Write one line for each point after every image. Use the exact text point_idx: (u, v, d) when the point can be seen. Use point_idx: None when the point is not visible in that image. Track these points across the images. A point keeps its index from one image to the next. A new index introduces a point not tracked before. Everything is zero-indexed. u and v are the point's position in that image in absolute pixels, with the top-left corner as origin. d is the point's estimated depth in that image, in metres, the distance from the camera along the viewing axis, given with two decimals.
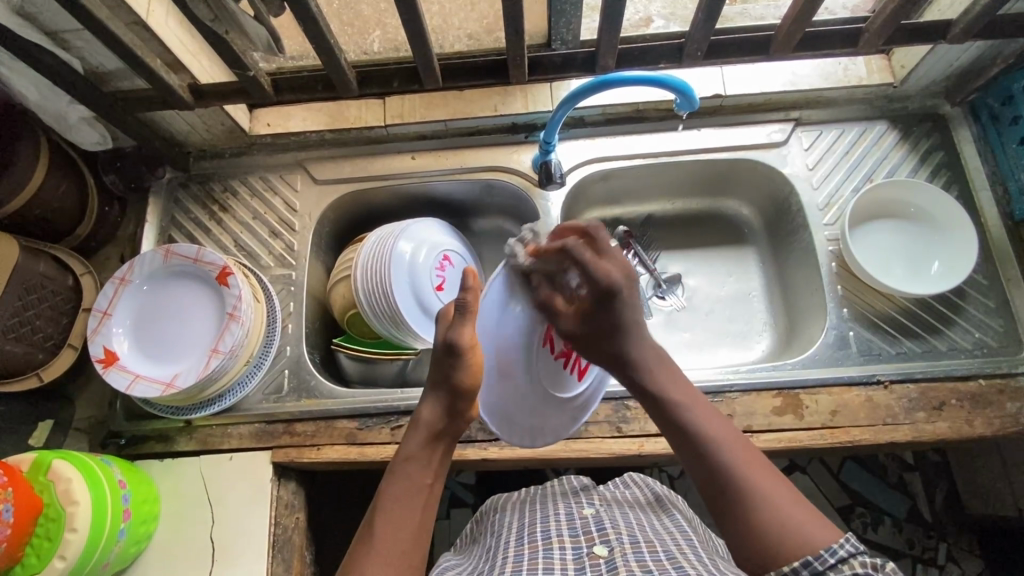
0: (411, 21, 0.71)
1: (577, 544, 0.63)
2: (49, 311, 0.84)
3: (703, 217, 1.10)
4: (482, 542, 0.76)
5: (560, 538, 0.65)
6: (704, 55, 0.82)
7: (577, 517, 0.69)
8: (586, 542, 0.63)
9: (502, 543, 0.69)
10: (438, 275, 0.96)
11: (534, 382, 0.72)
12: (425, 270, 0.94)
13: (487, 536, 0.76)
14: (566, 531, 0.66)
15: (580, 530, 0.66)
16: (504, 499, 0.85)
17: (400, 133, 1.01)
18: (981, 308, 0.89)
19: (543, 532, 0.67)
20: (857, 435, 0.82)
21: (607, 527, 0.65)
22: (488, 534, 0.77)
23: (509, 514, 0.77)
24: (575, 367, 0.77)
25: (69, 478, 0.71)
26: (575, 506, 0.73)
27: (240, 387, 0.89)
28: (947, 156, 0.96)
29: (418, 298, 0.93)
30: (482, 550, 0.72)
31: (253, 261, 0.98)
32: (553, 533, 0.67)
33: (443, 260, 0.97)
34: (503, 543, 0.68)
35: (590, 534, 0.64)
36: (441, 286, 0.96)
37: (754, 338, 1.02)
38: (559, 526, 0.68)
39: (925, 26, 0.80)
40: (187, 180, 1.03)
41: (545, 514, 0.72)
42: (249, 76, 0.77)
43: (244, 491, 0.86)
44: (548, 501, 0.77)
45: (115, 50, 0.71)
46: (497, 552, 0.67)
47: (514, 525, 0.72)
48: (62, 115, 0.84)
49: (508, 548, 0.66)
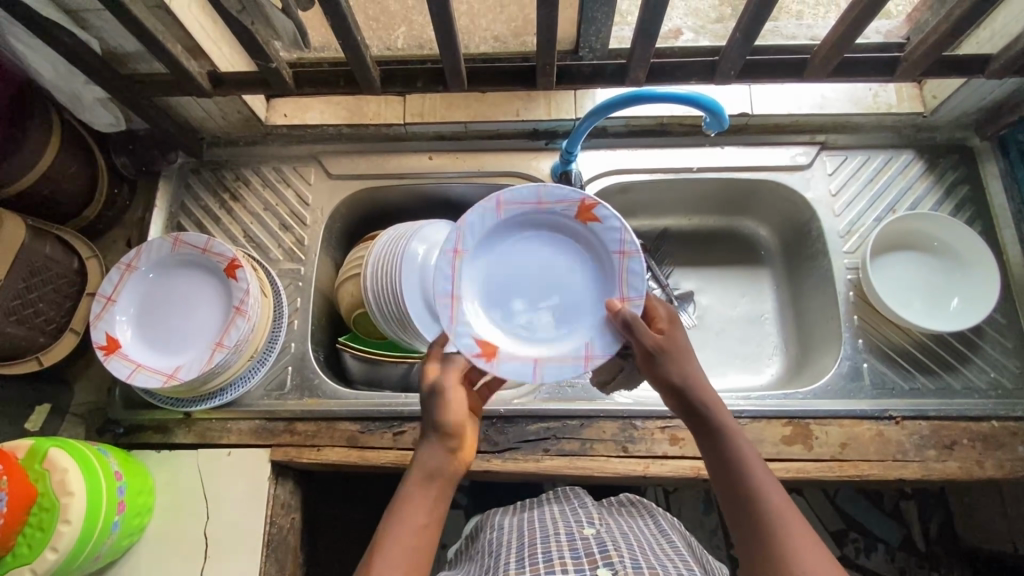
0: (442, 21, 0.68)
1: (580, 567, 0.62)
2: (53, 294, 0.83)
3: (719, 235, 1.09)
4: (479, 560, 0.74)
5: (562, 559, 0.64)
6: (737, 74, 0.81)
7: (578, 539, 0.68)
8: (588, 564, 0.62)
9: (501, 563, 0.68)
10: None
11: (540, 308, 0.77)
12: None
13: (486, 554, 0.74)
14: (568, 553, 0.65)
15: (582, 552, 0.65)
16: (501, 513, 0.84)
17: (419, 132, 1.00)
18: (998, 347, 0.87)
19: (544, 553, 0.65)
20: (866, 470, 0.81)
21: (610, 550, 0.64)
22: (484, 554, 0.75)
23: (508, 532, 0.76)
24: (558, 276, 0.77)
25: (65, 469, 0.70)
26: (575, 526, 0.72)
27: (243, 382, 0.87)
28: (972, 190, 0.94)
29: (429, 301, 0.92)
30: (481, 569, 0.70)
31: (263, 254, 0.97)
32: (554, 554, 0.65)
33: None
34: (502, 565, 0.66)
35: (593, 556, 0.63)
36: None
37: (765, 361, 1.01)
38: (560, 548, 0.67)
39: (963, 59, 0.78)
40: (199, 166, 1.01)
41: (545, 535, 0.71)
42: (271, 67, 0.75)
43: (240, 487, 0.84)
44: (548, 518, 0.76)
45: (136, 32, 0.68)
46: (497, 573, 0.65)
47: (513, 545, 0.71)
48: (77, 95, 0.82)
49: (507, 570, 0.64)
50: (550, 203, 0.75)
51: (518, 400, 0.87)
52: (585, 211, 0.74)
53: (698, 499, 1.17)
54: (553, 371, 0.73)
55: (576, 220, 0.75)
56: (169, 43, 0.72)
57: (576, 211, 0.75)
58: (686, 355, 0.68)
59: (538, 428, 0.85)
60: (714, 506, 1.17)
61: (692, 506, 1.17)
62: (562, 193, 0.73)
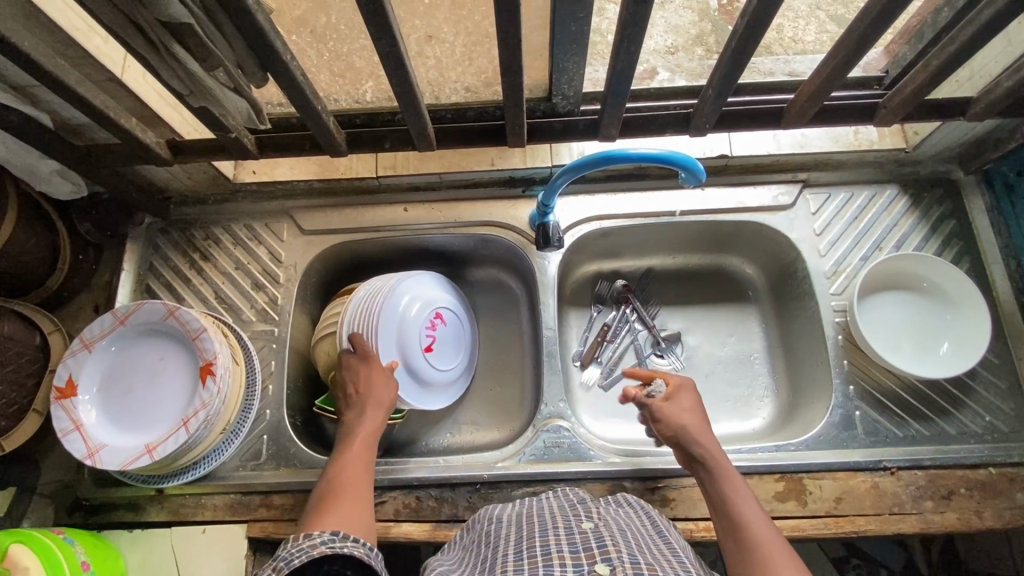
0: (405, 93, 0.66)
1: (578, 561, 0.57)
2: (14, 375, 0.79)
3: (705, 273, 1.06)
4: (475, 551, 0.67)
5: (560, 553, 0.59)
6: (713, 126, 0.79)
7: (577, 533, 0.63)
8: (587, 558, 0.57)
9: (499, 555, 0.62)
10: (426, 335, 0.92)
11: (426, 362, 0.91)
12: (413, 328, 0.90)
13: (481, 547, 0.67)
14: (566, 547, 0.60)
15: (581, 546, 0.60)
16: (501, 509, 0.75)
17: (393, 184, 0.98)
18: (992, 389, 0.85)
19: (541, 547, 0.60)
20: (862, 525, 0.79)
21: (609, 544, 0.60)
22: (478, 546, 0.68)
23: (507, 526, 0.68)
24: (427, 336, 0.92)
25: (27, 566, 0.67)
26: (573, 521, 0.66)
27: (216, 455, 0.84)
28: (958, 226, 0.92)
29: (405, 360, 0.89)
30: (476, 562, 0.64)
31: (235, 315, 0.94)
32: (552, 547, 0.60)
33: (434, 318, 0.93)
34: (499, 558, 0.61)
35: (592, 551, 0.58)
36: (429, 347, 0.92)
37: (756, 405, 0.98)
38: (558, 542, 0.61)
39: (943, 102, 0.76)
40: (168, 226, 0.98)
41: (544, 529, 0.65)
42: (230, 137, 0.72)
43: (215, 566, 0.81)
44: (546, 513, 0.69)
45: (85, 112, 0.66)
46: (493, 566, 0.60)
47: (512, 538, 0.65)
48: (32, 168, 0.79)
49: (504, 564, 0.59)
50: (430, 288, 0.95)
51: (503, 463, 0.84)
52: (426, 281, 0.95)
53: None
54: (430, 399, 0.93)
55: (433, 284, 0.96)
56: (122, 118, 0.69)
57: (433, 288, 0.95)
58: (692, 412, 0.75)
59: (524, 493, 0.82)
60: None
61: None
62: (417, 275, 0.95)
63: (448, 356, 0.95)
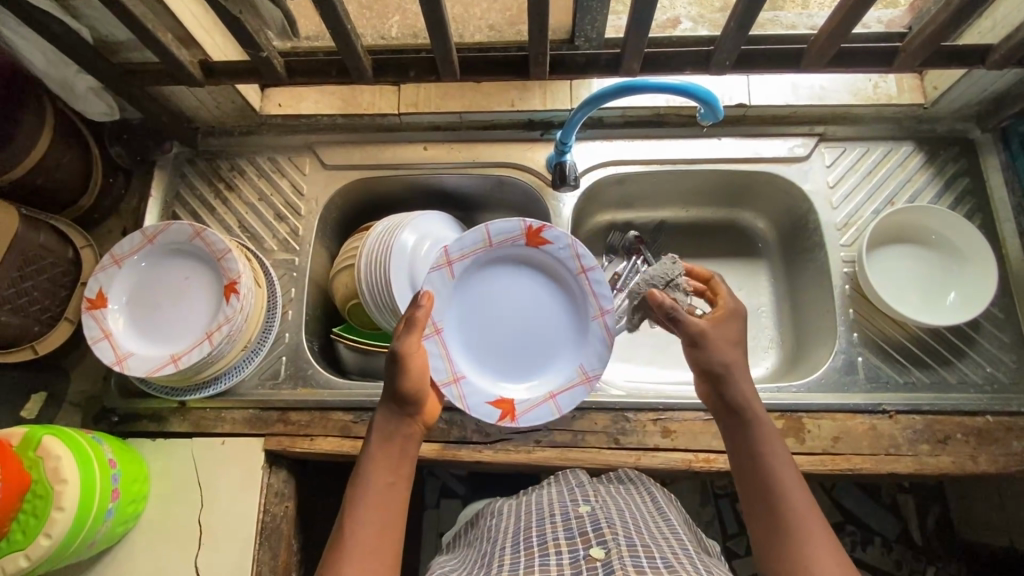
0: (431, 12, 0.68)
1: (573, 548, 0.59)
2: (48, 283, 0.83)
3: (717, 228, 1.08)
4: (478, 546, 0.71)
5: (556, 541, 0.61)
6: (732, 65, 0.80)
7: (573, 518, 0.65)
8: (582, 544, 0.59)
9: (498, 547, 0.65)
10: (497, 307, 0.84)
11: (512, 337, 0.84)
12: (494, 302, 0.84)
13: (481, 543, 0.71)
14: (562, 534, 0.62)
15: (576, 531, 0.62)
16: (503, 503, 0.78)
17: (414, 122, 1.00)
18: (995, 342, 0.87)
19: (539, 536, 0.63)
20: (858, 464, 0.81)
21: (604, 526, 0.61)
22: (480, 542, 0.71)
23: (506, 519, 0.72)
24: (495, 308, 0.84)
25: (59, 456, 0.70)
26: (570, 506, 0.69)
27: (237, 371, 0.88)
28: (972, 183, 0.93)
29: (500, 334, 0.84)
30: (477, 555, 0.67)
31: (257, 244, 0.97)
32: (549, 536, 0.63)
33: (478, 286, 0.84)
34: (498, 550, 0.64)
35: (587, 535, 0.61)
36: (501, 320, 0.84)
37: (760, 355, 1.00)
38: (555, 528, 0.64)
39: (963, 49, 0.77)
40: (194, 156, 1.01)
41: (540, 517, 0.68)
42: (261, 56, 0.74)
43: (234, 475, 0.85)
44: (545, 501, 0.72)
45: (126, 22, 0.68)
46: (492, 559, 0.63)
47: (511, 529, 0.68)
48: (70, 83, 0.82)
49: (502, 556, 0.62)
50: (456, 257, 0.81)
51: None
52: (535, 235, 0.82)
53: (694, 490, 1.16)
54: (566, 398, 0.81)
55: (529, 246, 0.83)
56: (159, 31, 0.71)
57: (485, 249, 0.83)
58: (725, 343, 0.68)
59: None
60: (711, 498, 1.16)
61: (689, 498, 1.15)
62: (511, 224, 0.82)
63: (527, 352, 0.84)
